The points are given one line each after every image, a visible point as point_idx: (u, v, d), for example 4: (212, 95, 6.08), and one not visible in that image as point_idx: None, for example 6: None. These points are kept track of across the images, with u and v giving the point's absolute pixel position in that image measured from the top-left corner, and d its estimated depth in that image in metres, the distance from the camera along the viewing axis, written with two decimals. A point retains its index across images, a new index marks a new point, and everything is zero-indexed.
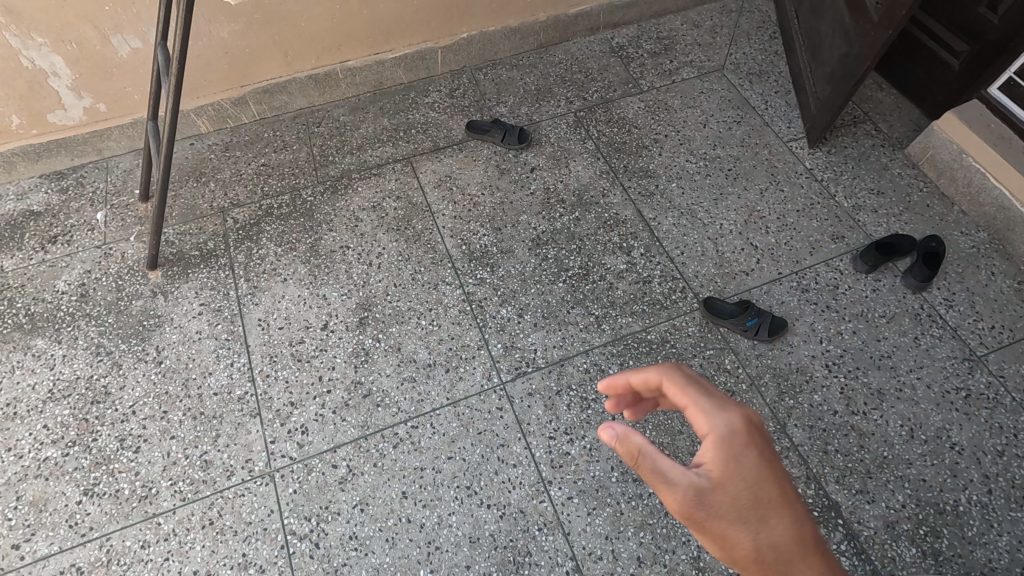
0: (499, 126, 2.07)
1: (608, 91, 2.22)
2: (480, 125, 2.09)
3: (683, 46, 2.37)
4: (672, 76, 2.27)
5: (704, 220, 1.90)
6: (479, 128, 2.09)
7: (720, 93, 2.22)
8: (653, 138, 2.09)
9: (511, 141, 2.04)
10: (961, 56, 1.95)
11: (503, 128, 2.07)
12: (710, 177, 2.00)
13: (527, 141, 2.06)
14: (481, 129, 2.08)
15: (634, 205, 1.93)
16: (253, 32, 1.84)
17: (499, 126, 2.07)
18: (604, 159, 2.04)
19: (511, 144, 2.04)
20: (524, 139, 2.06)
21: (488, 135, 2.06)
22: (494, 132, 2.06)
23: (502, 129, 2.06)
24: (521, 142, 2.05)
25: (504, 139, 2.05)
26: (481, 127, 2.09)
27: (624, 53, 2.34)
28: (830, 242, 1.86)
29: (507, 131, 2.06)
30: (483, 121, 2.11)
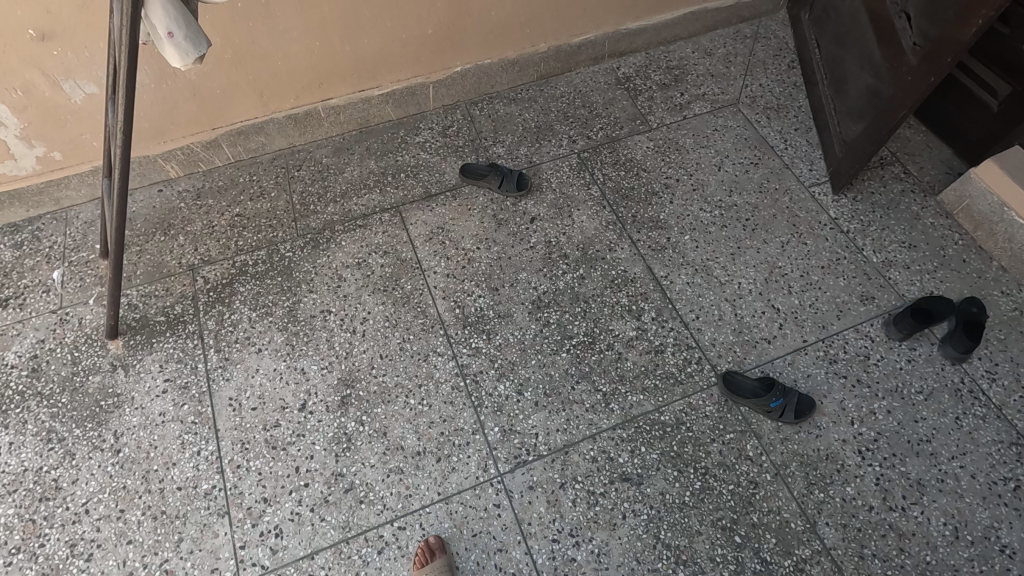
0: (495, 171, 1.89)
1: (614, 129, 2.05)
2: (476, 169, 1.92)
3: (694, 76, 2.19)
4: (684, 111, 2.09)
5: (721, 278, 1.74)
6: (474, 172, 1.92)
7: (735, 130, 2.05)
8: (664, 183, 1.92)
9: (510, 187, 1.87)
10: (1001, 95, 1.77)
11: (500, 173, 1.89)
12: (727, 229, 1.83)
13: (526, 187, 1.89)
14: (476, 173, 1.91)
15: (644, 261, 1.77)
16: (222, 72, 1.66)
17: (495, 171, 1.90)
18: (610, 208, 1.87)
19: (510, 190, 1.87)
20: (523, 186, 1.89)
21: (484, 180, 1.90)
22: (490, 177, 1.89)
23: (499, 173, 1.89)
24: (520, 189, 1.88)
25: (501, 185, 1.88)
26: (476, 171, 1.92)
27: (630, 85, 2.16)
28: (858, 303, 1.70)
29: (505, 177, 1.89)
30: (479, 163, 1.94)
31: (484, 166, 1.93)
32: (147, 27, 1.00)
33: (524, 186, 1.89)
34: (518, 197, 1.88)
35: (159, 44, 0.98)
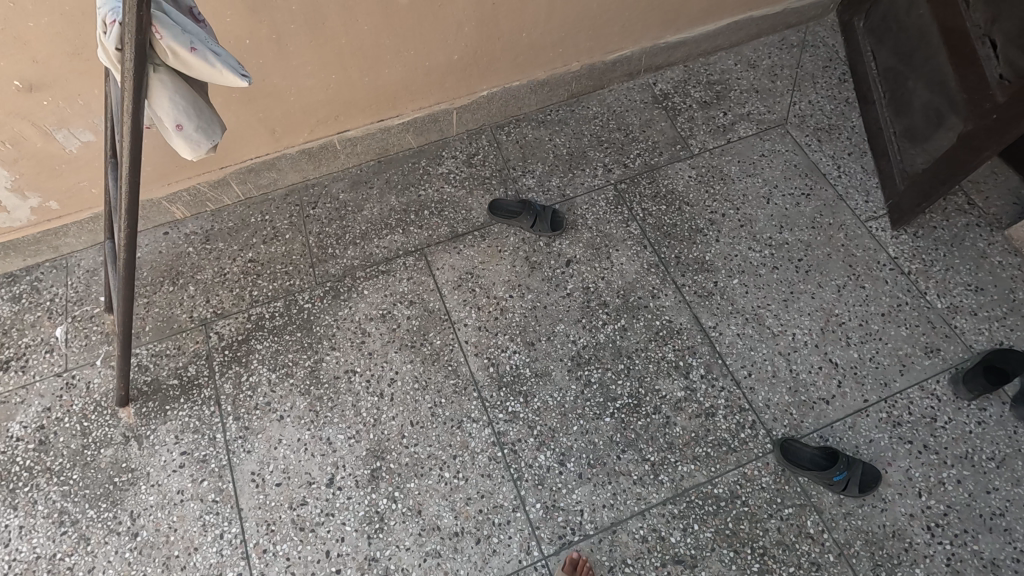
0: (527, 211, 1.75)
1: (652, 156, 1.89)
2: (505, 208, 1.78)
3: (737, 92, 2.02)
4: (727, 134, 1.93)
5: (774, 329, 1.62)
6: (504, 212, 1.77)
7: (784, 155, 1.90)
8: (708, 218, 1.78)
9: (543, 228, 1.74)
10: None
11: (533, 213, 1.75)
12: (778, 271, 1.70)
13: (560, 227, 1.75)
14: (506, 213, 1.77)
15: (689, 309, 1.64)
16: (231, 111, 1.51)
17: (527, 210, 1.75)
18: (652, 248, 1.73)
19: (543, 231, 1.74)
20: (557, 226, 1.75)
21: (516, 221, 1.76)
22: (522, 218, 1.74)
23: (531, 214, 1.75)
24: (554, 229, 1.75)
25: (534, 226, 1.74)
26: (507, 211, 1.77)
27: (669, 103, 1.99)
28: (922, 356, 1.57)
29: (538, 217, 1.74)
30: (508, 201, 1.80)
31: (514, 204, 1.78)
32: (148, 113, 0.86)
33: (558, 226, 1.75)
34: (552, 237, 1.74)
35: (165, 134, 0.85)
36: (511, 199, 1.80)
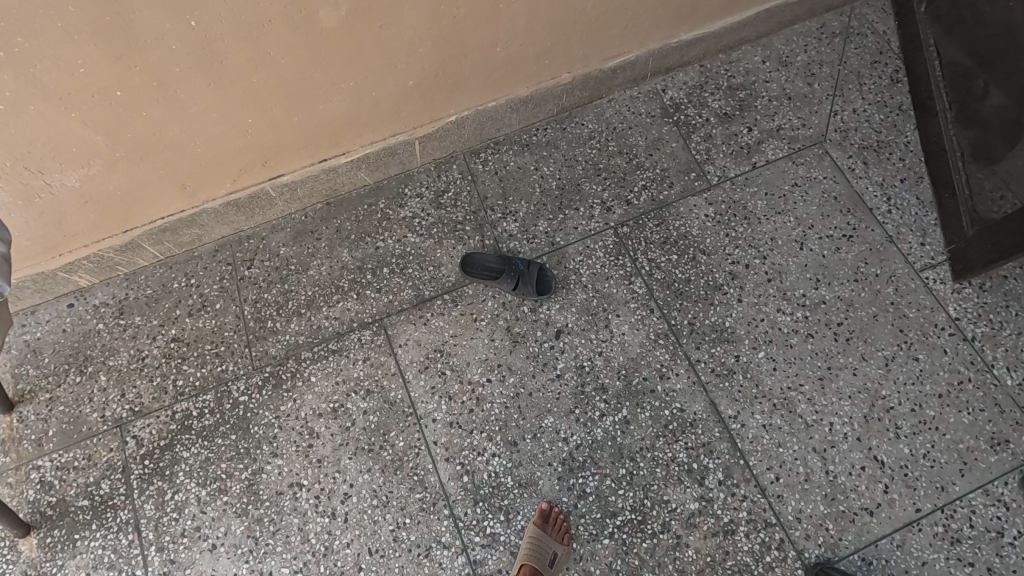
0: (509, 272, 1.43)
1: (660, 189, 1.55)
2: (481, 266, 1.46)
3: (766, 100, 1.65)
4: (753, 157, 1.58)
5: (806, 417, 1.33)
6: (480, 271, 1.45)
7: (822, 184, 1.55)
8: (728, 270, 1.46)
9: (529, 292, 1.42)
10: None
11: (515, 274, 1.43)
12: (812, 340, 1.40)
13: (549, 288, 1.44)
14: (483, 273, 1.45)
15: (705, 392, 1.35)
16: (123, 171, 1.19)
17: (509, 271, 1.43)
18: (660, 313, 1.43)
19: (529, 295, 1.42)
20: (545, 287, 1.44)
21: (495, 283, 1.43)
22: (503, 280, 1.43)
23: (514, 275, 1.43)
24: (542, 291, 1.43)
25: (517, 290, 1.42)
26: (483, 270, 1.45)
27: (681, 116, 1.63)
28: (987, 450, 1.30)
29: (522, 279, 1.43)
30: (484, 256, 1.47)
31: (492, 260, 1.46)
32: None
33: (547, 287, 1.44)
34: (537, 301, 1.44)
35: None
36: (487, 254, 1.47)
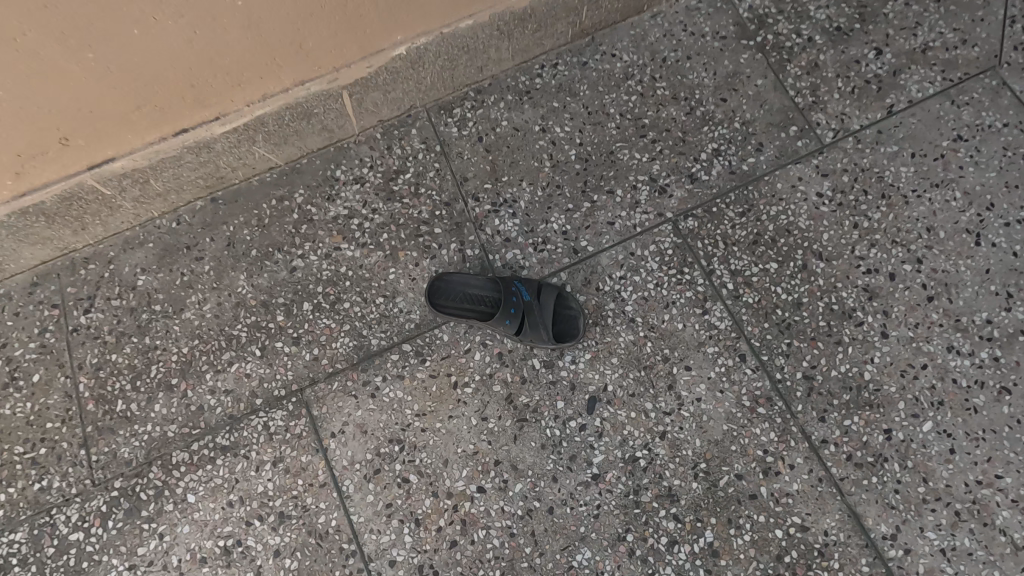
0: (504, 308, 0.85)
1: (743, 155, 0.97)
2: (464, 299, 0.89)
3: (899, 5, 1.04)
4: (886, 96, 0.99)
5: (1015, 536, 0.79)
6: (462, 309, 0.89)
7: (1001, 135, 0.97)
8: (862, 284, 0.90)
9: (543, 340, 0.86)
10: None
11: (517, 310, 0.85)
12: (1010, 399, 0.85)
13: (576, 330, 0.88)
14: (467, 311, 0.88)
15: (840, 496, 0.82)
16: None
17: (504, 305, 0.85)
18: (755, 363, 0.87)
19: (544, 345, 0.87)
20: (569, 330, 0.88)
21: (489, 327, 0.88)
22: (497, 323, 0.85)
23: (513, 314, 0.85)
24: (565, 336, 0.88)
25: (525, 338, 0.87)
26: (467, 306, 0.88)
27: (768, 36, 1.03)
28: None
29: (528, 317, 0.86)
30: (468, 281, 0.90)
31: (480, 288, 0.89)
32: None
33: (572, 329, 0.88)
34: (556, 350, 0.88)
35: None
36: (472, 278, 0.90)
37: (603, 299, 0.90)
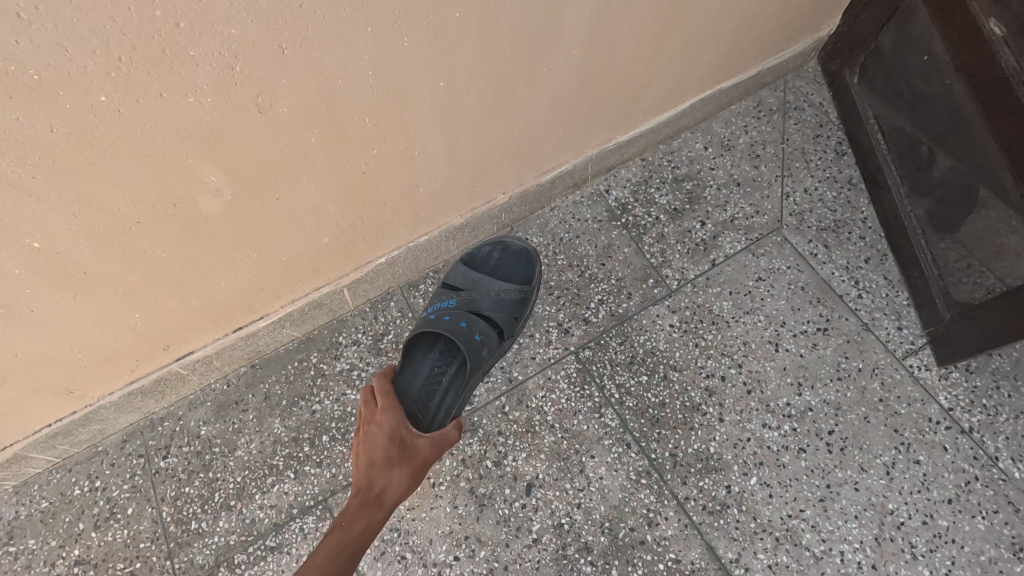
0: (471, 335, 1.24)
1: (619, 301, 1.43)
2: (440, 381, 1.24)
3: (714, 190, 1.56)
4: (711, 254, 1.48)
5: (814, 550, 1.20)
6: (455, 385, 1.23)
7: (787, 275, 1.46)
8: (705, 385, 1.34)
9: (507, 301, 1.34)
10: None
11: (470, 324, 1.26)
12: (805, 456, 1.27)
13: (515, 254, 1.42)
14: (456, 382, 1.23)
15: (700, 536, 1.21)
16: None
17: (465, 336, 1.23)
18: (637, 449, 1.28)
19: (512, 302, 1.34)
20: (507, 260, 1.42)
21: (485, 363, 1.27)
22: (484, 347, 1.25)
23: (477, 327, 1.26)
24: (507, 279, 1.39)
25: (497, 316, 1.32)
26: (451, 380, 1.23)
27: (629, 217, 1.53)
28: (1012, 559, 1.19)
29: (480, 304, 1.32)
30: (407, 378, 1.23)
31: (432, 364, 1.25)
32: None
33: (503, 267, 1.41)
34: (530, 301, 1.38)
35: None
36: (410, 370, 1.24)
37: (498, 240, 1.44)
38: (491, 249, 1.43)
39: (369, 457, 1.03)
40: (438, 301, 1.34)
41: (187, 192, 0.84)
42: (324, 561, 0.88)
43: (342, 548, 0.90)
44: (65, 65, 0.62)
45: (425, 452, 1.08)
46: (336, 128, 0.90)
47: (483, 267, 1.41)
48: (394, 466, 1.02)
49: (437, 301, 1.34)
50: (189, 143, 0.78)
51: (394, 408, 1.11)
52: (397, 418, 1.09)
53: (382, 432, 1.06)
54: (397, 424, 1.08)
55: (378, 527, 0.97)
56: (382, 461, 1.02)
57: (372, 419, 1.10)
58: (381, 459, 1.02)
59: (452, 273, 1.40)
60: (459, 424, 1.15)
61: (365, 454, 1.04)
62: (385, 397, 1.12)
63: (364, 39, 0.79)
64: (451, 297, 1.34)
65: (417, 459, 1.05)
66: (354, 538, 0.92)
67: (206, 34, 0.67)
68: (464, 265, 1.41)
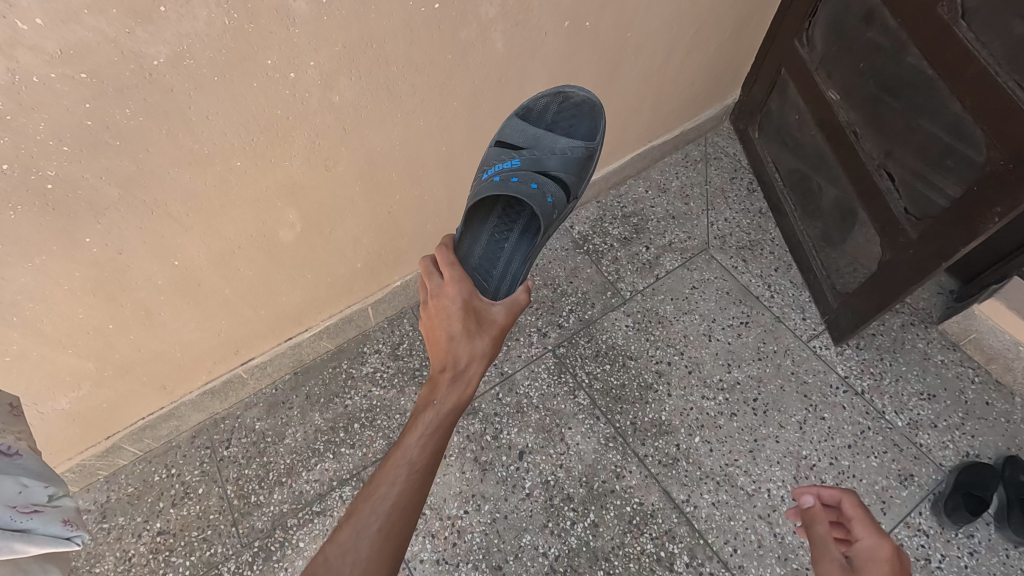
0: (543, 198, 1.14)
1: (585, 309, 1.81)
2: (503, 246, 1.17)
3: (655, 222, 1.99)
4: (655, 270, 1.88)
5: (747, 489, 1.52)
6: (519, 250, 1.17)
7: (715, 283, 1.86)
8: (656, 369, 1.70)
9: (574, 156, 1.20)
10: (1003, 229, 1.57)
11: (541, 186, 1.15)
12: (736, 418, 1.62)
13: (574, 107, 1.25)
14: (521, 249, 1.17)
15: (658, 483, 1.53)
16: (105, 389, 1.31)
17: (537, 200, 1.13)
18: (605, 420, 1.62)
19: (579, 158, 1.21)
20: (567, 114, 1.25)
21: (552, 225, 1.19)
22: (554, 210, 1.15)
23: (547, 189, 1.15)
24: (570, 134, 1.24)
25: (564, 175, 1.20)
26: (515, 245, 1.17)
27: (590, 245, 1.94)
28: (899, 486, 1.52)
29: (545, 163, 1.18)
30: (468, 244, 1.16)
31: (493, 229, 1.18)
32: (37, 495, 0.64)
33: (563, 125, 1.25)
34: (595, 162, 1.25)
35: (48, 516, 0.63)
36: (470, 237, 1.16)
37: (556, 90, 1.26)
38: (548, 101, 1.26)
39: (446, 330, 0.94)
40: (498, 162, 1.19)
41: (274, 227, 1.23)
42: (422, 442, 0.89)
43: (440, 424, 0.90)
44: (225, 148, 1.02)
45: (501, 321, 0.99)
46: (372, 181, 1.31)
47: (540, 123, 1.25)
48: (475, 337, 0.95)
49: (498, 162, 1.19)
50: (281, 193, 1.17)
51: (463, 277, 0.98)
52: (467, 288, 0.97)
53: (454, 306, 0.95)
54: (467, 296, 0.97)
55: (468, 399, 0.94)
56: (462, 333, 0.94)
57: (441, 291, 0.97)
58: (461, 331, 0.94)
59: (506, 129, 1.23)
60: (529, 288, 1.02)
61: (441, 326, 0.95)
62: (452, 266, 0.98)
63: (393, 122, 1.21)
64: (513, 156, 1.19)
65: (496, 328, 0.98)
66: (448, 416, 0.91)
67: (302, 124, 1.08)
68: (519, 119, 1.24)
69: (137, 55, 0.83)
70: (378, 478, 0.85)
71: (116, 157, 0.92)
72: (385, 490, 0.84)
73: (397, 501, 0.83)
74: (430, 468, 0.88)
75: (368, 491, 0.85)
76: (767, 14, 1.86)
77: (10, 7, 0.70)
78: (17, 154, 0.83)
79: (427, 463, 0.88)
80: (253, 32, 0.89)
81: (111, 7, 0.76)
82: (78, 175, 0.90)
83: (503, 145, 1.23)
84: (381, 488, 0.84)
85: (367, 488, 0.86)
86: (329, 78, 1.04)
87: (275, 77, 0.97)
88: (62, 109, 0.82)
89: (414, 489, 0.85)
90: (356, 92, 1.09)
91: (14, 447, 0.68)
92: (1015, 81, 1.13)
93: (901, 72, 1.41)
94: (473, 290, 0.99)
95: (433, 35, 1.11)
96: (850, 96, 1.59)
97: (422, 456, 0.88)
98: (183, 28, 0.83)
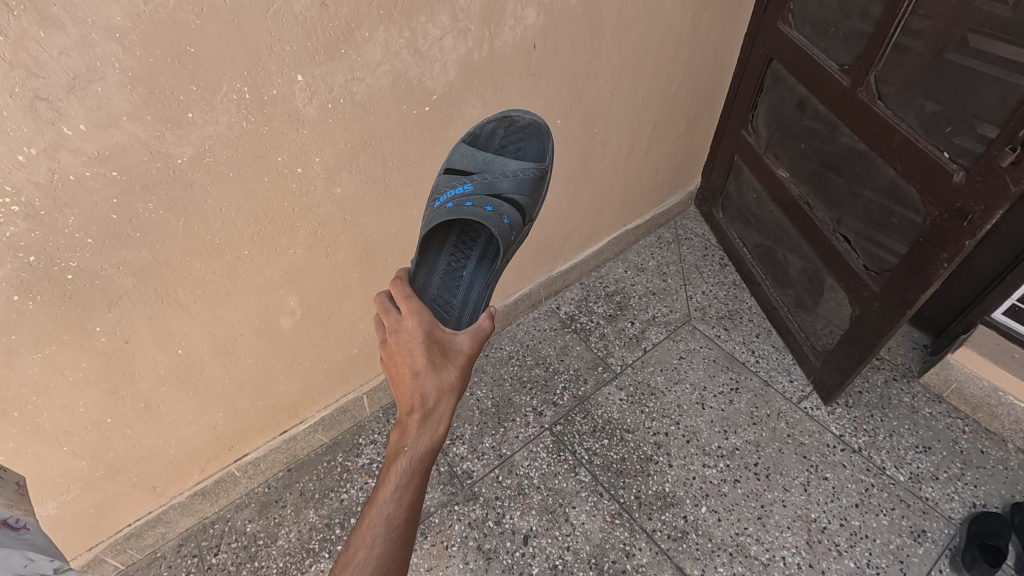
0: (500, 219, 1.18)
1: (580, 387, 1.84)
2: (460, 274, 1.21)
3: (637, 299, 2.09)
4: (642, 343, 1.95)
5: (761, 558, 1.47)
6: (477, 277, 1.21)
7: (701, 351, 1.92)
8: (653, 440, 1.71)
9: (526, 178, 1.24)
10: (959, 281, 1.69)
11: (496, 209, 1.19)
12: (740, 485, 1.61)
13: (521, 130, 1.29)
14: (478, 273, 1.22)
15: (670, 560, 1.47)
16: (97, 488, 1.27)
17: (493, 221, 1.17)
18: (609, 495, 1.59)
19: (531, 178, 1.25)
20: (513, 138, 1.29)
21: (511, 246, 1.23)
22: (512, 231, 1.19)
23: (503, 211, 1.20)
24: (520, 156, 1.27)
25: (518, 197, 1.24)
26: (474, 272, 1.21)
27: (576, 324, 2.02)
28: (914, 544, 1.48)
29: (498, 186, 1.22)
30: (424, 274, 1.19)
31: (450, 257, 1.22)
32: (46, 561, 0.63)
33: (511, 148, 1.28)
34: (548, 183, 1.29)
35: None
36: (427, 268, 1.20)
37: (502, 115, 1.31)
38: (495, 126, 1.30)
39: (410, 366, 0.91)
40: (450, 189, 1.23)
41: (276, 313, 1.28)
42: (398, 494, 0.86)
43: (415, 470, 0.87)
44: (235, 238, 1.10)
45: (467, 350, 0.97)
46: (369, 267, 1.39)
47: (488, 147, 1.28)
48: (442, 369, 0.92)
49: (451, 189, 1.23)
50: (284, 280, 1.24)
51: (422, 309, 0.97)
52: (427, 320, 0.96)
53: (416, 340, 0.93)
54: (428, 328, 0.96)
55: (442, 438, 0.91)
56: (427, 368, 0.91)
57: (401, 327, 0.96)
58: (426, 366, 0.91)
59: (456, 156, 1.27)
60: (492, 314, 1.02)
61: (405, 363, 0.92)
62: (408, 300, 0.97)
63: (388, 213, 1.32)
64: (464, 182, 1.22)
65: (461, 358, 0.96)
66: (421, 460, 0.88)
67: (308, 214, 1.17)
68: (468, 145, 1.28)
69: (164, 155, 0.93)
70: (356, 541, 0.82)
71: (133, 248, 0.99)
72: (364, 555, 0.80)
73: (378, 566, 0.80)
74: (409, 522, 0.86)
75: (347, 558, 0.81)
76: (715, 110, 2.11)
77: (59, 116, 0.81)
78: (45, 246, 0.90)
79: (406, 516, 0.86)
80: (267, 133, 1.01)
81: (146, 114, 0.88)
82: (98, 267, 0.97)
83: (454, 172, 1.27)
84: (360, 552, 0.80)
85: (345, 557, 0.81)
86: (332, 172, 1.15)
87: (284, 172, 1.08)
88: (92, 204, 0.91)
89: (394, 546, 0.82)
90: (356, 183, 1.21)
91: (23, 521, 0.67)
92: (935, 145, 1.29)
93: (837, 148, 1.59)
94: (434, 321, 0.98)
95: (423, 134, 1.25)
96: (798, 172, 1.77)
97: (399, 510, 0.85)
98: (206, 131, 0.95)
